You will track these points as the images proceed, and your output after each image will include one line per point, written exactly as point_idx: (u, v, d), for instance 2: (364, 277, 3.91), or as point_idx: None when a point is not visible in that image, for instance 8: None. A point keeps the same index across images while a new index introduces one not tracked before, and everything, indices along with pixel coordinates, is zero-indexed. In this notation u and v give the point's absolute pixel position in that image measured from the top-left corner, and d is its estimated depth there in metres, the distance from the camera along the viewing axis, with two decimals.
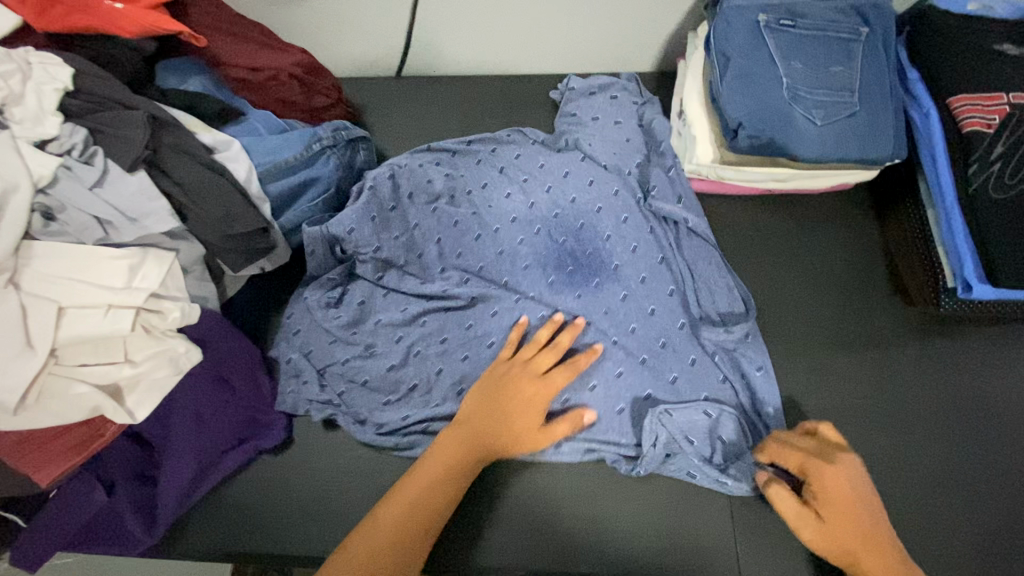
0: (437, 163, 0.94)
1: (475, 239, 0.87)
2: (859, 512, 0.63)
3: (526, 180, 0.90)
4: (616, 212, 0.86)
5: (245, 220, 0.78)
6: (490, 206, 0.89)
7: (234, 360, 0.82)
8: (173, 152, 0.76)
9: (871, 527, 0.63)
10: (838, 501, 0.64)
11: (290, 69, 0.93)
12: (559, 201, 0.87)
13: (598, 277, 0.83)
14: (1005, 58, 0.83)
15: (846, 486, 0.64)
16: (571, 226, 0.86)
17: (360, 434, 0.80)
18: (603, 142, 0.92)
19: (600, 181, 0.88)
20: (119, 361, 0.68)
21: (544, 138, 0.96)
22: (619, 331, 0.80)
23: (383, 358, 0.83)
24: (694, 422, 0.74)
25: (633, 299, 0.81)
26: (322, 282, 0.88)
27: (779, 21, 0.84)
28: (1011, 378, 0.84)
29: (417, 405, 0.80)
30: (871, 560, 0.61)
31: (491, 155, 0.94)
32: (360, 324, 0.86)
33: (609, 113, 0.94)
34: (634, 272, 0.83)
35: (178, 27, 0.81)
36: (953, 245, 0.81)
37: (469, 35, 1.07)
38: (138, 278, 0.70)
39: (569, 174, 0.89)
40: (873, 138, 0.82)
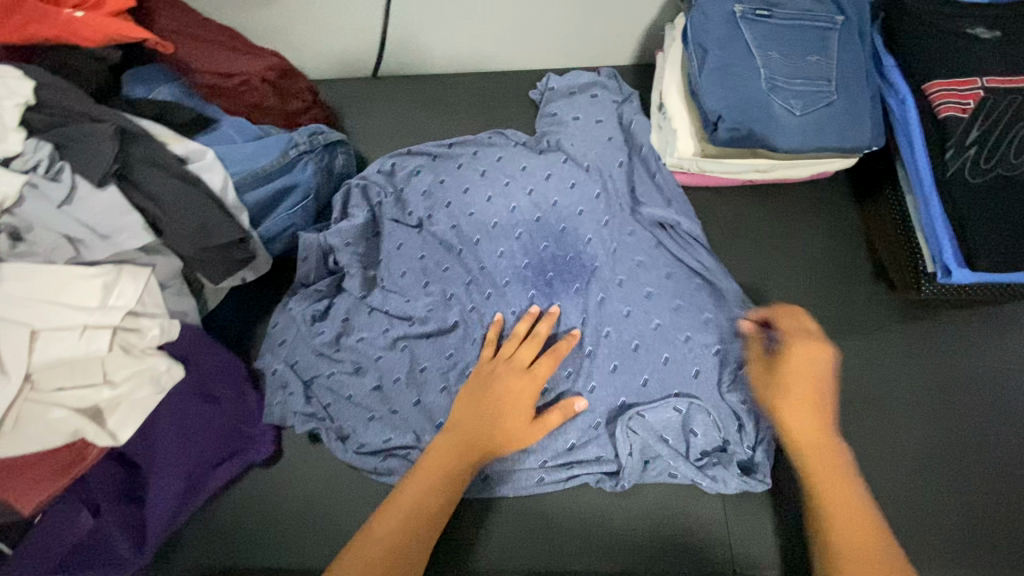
0: (419, 168, 0.94)
1: (460, 253, 0.87)
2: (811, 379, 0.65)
3: (508, 183, 0.88)
4: (599, 217, 0.86)
5: (221, 231, 0.76)
6: (473, 211, 0.88)
7: (216, 374, 0.81)
8: (143, 163, 0.73)
9: (822, 391, 0.65)
10: (794, 362, 0.66)
11: (262, 74, 0.92)
12: (541, 204, 0.87)
13: (579, 281, 0.83)
14: (977, 42, 0.84)
15: (798, 354, 0.66)
16: (553, 230, 0.86)
17: (341, 453, 0.79)
18: (584, 140, 0.91)
19: (582, 184, 0.87)
20: (97, 383, 0.67)
21: (525, 140, 0.95)
22: (595, 337, 0.80)
23: (367, 376, 0.82)
24: (667, 420, 0.75)
25: (610, 301, 0.81)
26: (311, 293, 0.87)
27: (755, 11, 0.84)
28: (992, 359, 0.85)
29: (399, 428, 0.79)
30: (801, 415, 0.64)
31: (472, 158, 0.92)
32: (343, 340, 0.84)
33: (591, 111, 0.94)
34: (611, 275, 0.83)
35: (143, 34, 0.79)
36: (932, 233, 0.81)
37: (446, 32, 1.06)
38: (114, 295, 0.68)
39: (551, 177, 0.88)
40: (851, 127, 0.82)
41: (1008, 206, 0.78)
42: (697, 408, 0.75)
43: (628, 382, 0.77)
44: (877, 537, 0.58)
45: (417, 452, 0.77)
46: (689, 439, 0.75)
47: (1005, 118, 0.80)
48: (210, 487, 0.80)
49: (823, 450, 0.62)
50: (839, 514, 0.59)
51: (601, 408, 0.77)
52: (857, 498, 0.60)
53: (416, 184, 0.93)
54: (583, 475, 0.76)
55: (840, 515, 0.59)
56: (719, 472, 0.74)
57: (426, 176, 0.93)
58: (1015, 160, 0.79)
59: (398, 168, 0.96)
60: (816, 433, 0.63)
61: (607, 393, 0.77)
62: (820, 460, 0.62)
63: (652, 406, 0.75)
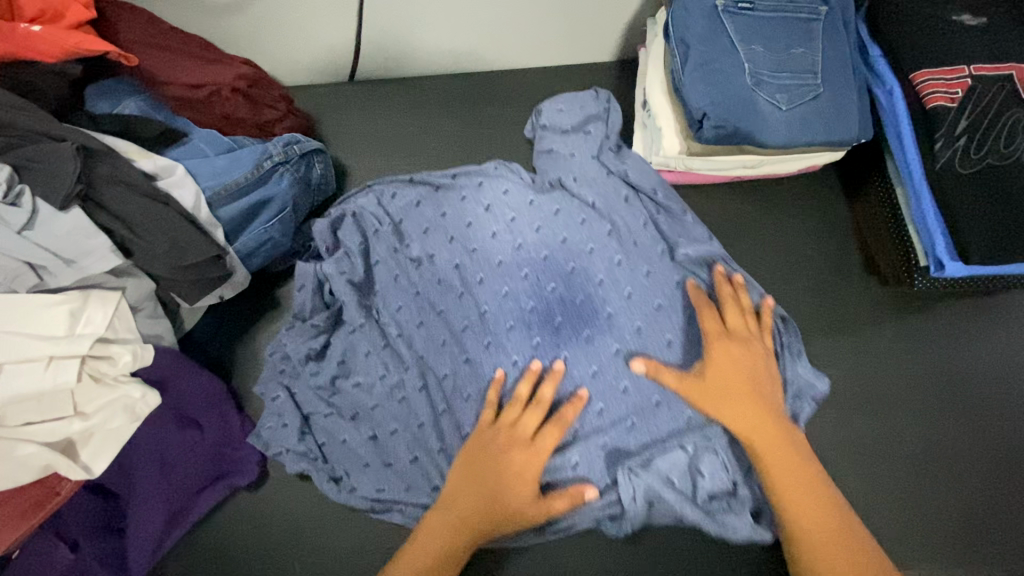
0: (420, 200, 0.88)
1: (457, 298, 0.81)
2: (743, 371, 0.71)
3: (513, 218, 0.83)
4: (610, 255, 0.80)
5: (195, 249, 0.74)
6: (475, 247, 0.83)
7: (196, 398, 0.78)
8: (110, 183, 0.70)
9: (750, 377, 0.71)
10: (723, 354, 0.72)
11: (233, 84, 0.88)
12: (549, 240, 0.82)
13: (589, 328, 0.77)
14: (964, 29, 0.83)
15: (728, 352, 0.72)
16: (562, 269, 0.80)
17: (333, 494, 0.77)
18: (587, 180, 0.85)
19: (592, 220, 0.82)
20: (68, 415, 0.64)
21: (530, 177, 0.88)
22: (605, 396, 0.74)
23: (363, 425, 0.79)
24: (673, 462, 0.71)
25: (625, 353, 0.75)
26: (307, 328, 0.83)
27: (737, 5, 0.81)
28: (985, 352, 0.84)
29: (394, 480, 0.77)
30: (745, 413, 0.69)
31: (476, 190, 0.87)
32: (339, 383, 0.82)
33: (587, 147, 0.88)
34: (628, 322, 0.76)
35: (105, 47, 0.76)
36: (924, 224, 0.80)
37: (423, 35, 1.03)
38: (81, 323, 0.65)
39: (560, 212, 0.83)
40: (838, 121, 0.81)
41: (1000, 197, 0.77)
42: (703, 446, 0.73)
43: (631, 432, 0.73)
44: (829, 508, 0.64)
45: (413, 507, 0.76)
46: (697, 481, 0.72)
47: (993, 107, 0.79)
48: (195, 516, 0.77)
49: (776, 440, 0.67)
50: (797, 501, 0.65)
51: (596, 456, 0.73)
52: (811, 478, 0.66)
53: (415, 216, 0.87)
54: None
55: (799, 500, 0.65)
56: (729, 518, 0.71)
57: (428, 209, 0.87)
58: (1006, 150, 0.78)
59: (398, 198, 0.90)
60: (761, 420, 0.68)
61: (608, 437, 0.73)
62: (774, 453, 0.67)
63: (654, 452, 0.72)
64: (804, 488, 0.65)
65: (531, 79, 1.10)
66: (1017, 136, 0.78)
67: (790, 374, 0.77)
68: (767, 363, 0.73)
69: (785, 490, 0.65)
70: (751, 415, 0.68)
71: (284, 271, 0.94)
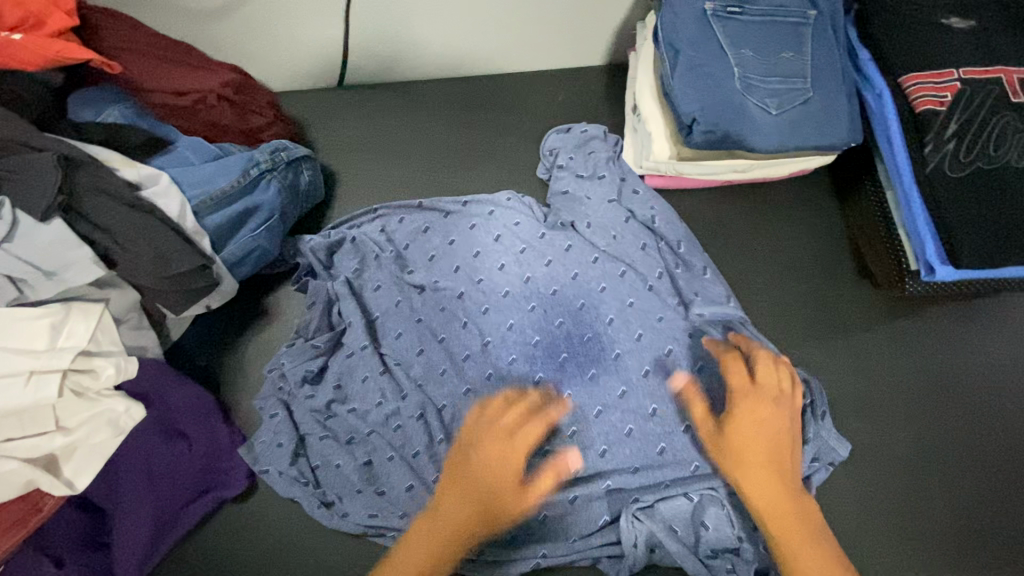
0: (428, 226, 0.89)
1: (461, 326, 0.82)
2: (773, 432, 0.67)
3: (523, 250, 0.85)
4: (621, 295, 0.82)
5: (181, 259, 0.73)
6: (481, 279, 0.84)
7: (185, 409, 0.77)
8: (93, 193, 0.69)
9: (776, 444, 0.66)
10: (749, 413, 0.68)
11: (219, 90, 0.88)
12: (559, 276, 0.84)
13: (596, 367, 0.79)
14: (952, 32, 0.83)
15: (758, 412, 0.68)
16: (570, 305, 0.82)
17: (325, 520, 0.75)
18: (599, 218, 0.87)
19: (603, 262, 0.84)
20: (50, 430, 0.64)
21: (543, 212, 0.89)
22: (612, 438, 0.76)
23: (357, 450, 0.78)
24: (677, 510, 0.73)
25: (633, 395, 0.77)
26: (306, 349, 0.82)
27: (726, 9, 0.81)
28: (978, 354, 0.84)
29: (386, 509, 0.75)
30: (764, 485, 0.63)
31: (487, 220, 0.87)
32: (335, 408, 0.80)
33: (601, 190, 0.89)
34: (636, 364, 0.79)
35: (87, 54, 0.75)
36: (914, 228, 0.80)
37: (412, 41, 1.03)
38: (63, 336, 0.65)
39: (571, 248, 0.85)
40: (828, 125, 0.80)
41: (989, 202, 0.77)
42: (710, 497, 0.73)
43: (636, 474, 0.75)
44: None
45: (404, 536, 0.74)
46: (699, 533, 0.72)
47: (982, 110, 0.79)
48: (184, 527, 0.76)
49: (787, 514, 0.62)
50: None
51: (599, 496, 0.74)
52: (826, 558, 0.59)
53: (423, 244, 0.88)
54: (580, 499, 0.74)
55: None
56: None
57: (435, 237, 0.89)
58: (995, 153, 0.78)
59: (404, 225, 0.91)
60: (782, 494, 0.63)
61: (614, 479, 0.74)
62: (787, 528, 0.61)
63: (660, 498, 0.74)
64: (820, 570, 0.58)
65: (520, 84, 1.09)
66: (1005, 139, 0.78)
67: (811, 435, 0.76)
68: (792, 430, 0.68)
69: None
70: (772, 488, 0.63)
71: (271, 278, 0.93)
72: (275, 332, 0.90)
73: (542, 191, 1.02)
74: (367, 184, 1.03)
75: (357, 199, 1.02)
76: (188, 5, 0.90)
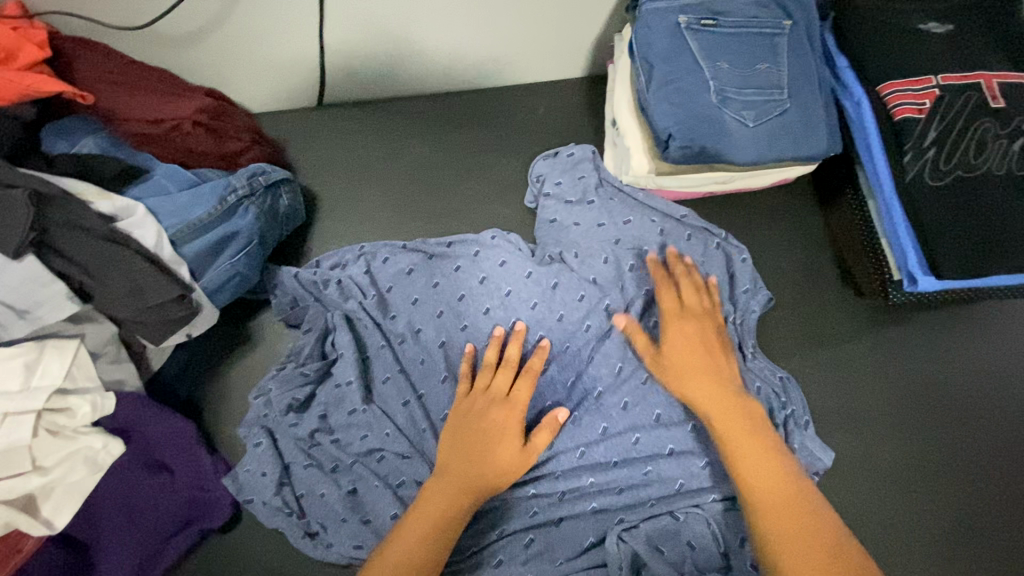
0: (411, 269, 0.88)
1: (440, 381, 0.81)
2: (704, 339, 0.73)
3: (508, 294, 0.83)
4: (603, 330, 0.81)
5: (157, 288, 0.72)
6: (465, 325, 0.83)
7: (166, 442, 0.77)
8: (65, 229, 0.69)
9: (704, 357, 0.71)
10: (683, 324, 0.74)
11: (194, 117, 0.86)
12: (544, 319, 0.82)
13: (577, 409, 0.78)
14: (931, 38, 0.82)
15: (690, 328, 0.74)
16: (556, 347, 0.81)
17: (309, 550, 0.75)
18: (589, 249, 0.86)
19: (589, 298, 0.83)
20: (26, 471, 0.64)
21: (528, 248, 0.88)
22: (594, 465, 0.76)
23: (341, 479, 0.78)
24: (662, 529, 0.72)
25: (615, 432, 0.77)
26: (295, 375, 0.82)
27: (700, 21, 0.80)
28: (965, 361, 0.84)
29: (371, 538, 0.74)
30: (698, 383, 0.68)
31: (472, 262, 0.86)
32: (320, 438, 0.80)
33: (591, 215, 0.89)
34: (616, 400, 0.78)
35: (59, 86, 0.76)
36: (895, 239, 0.79)
37: (388, 63, 1.01)
38: (37, 375, 0.66)
39: (558, 285, 0.84)
40: (806, 136, 0.80)
41: (969, 209, 0.76)
42: (695, 516, 0.73)
43: (618, 493, 0.75)
44: (783, 472, 0.60)
45: None
46: (687, 554, 0.71)
47: (961, 117, 0.78)
48: (166, 562, 0.75)
49: (727, 408, 0.66)
50: (749, 460, 0.61)
51: (584, 516, 0.74)
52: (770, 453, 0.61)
53: (408, 288, 0.87)
54: (566, 520, 0.74)
55: (751, 457, 0.61)
56: None
57: (419, 280, 0.87)
58: (975, 161, 0.77)
59: (388, 265, 0.89)
60: (715, 391, 0.67)
61: (599, 499, 0.74)
62: (729, 425, 0.64)
63: (645, 518, 0.73)
64: (746, 432, 0.63)
65: (499, 100, 1.09)
66: (985, 146, 0.78)
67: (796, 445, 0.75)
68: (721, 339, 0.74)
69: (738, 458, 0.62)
70: (707, 389, 0.68)
71: (256, 304, 0.93)
72: (258, 359, 0.90)
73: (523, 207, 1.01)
74: (349, 204, 1.02)
75: (339, 220, 1.01)
76: (159, 31, 0.88)
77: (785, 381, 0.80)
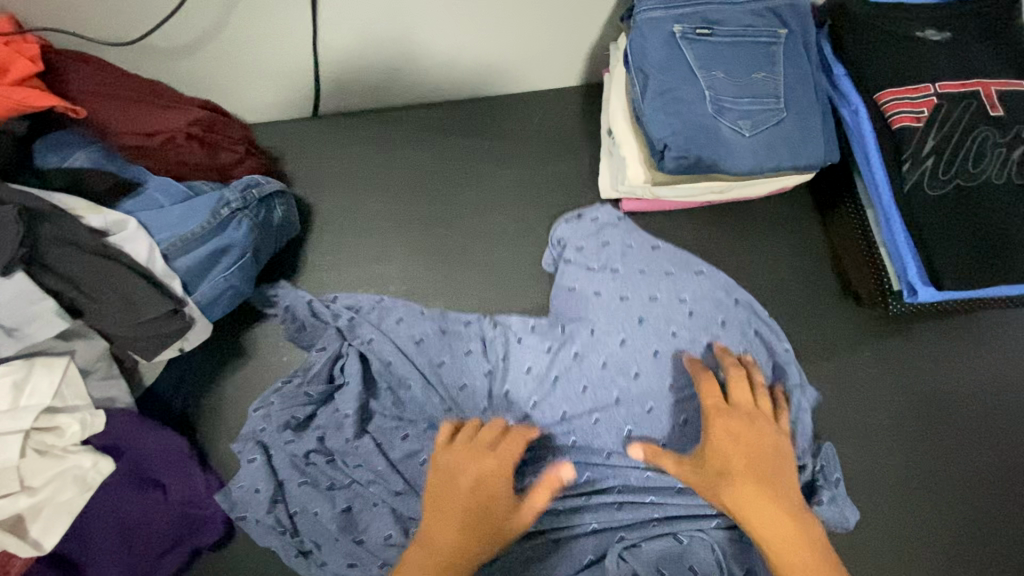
0: (420, 340, 0.84)
1: None
2: (752, 436, 0.66)
3: (512, 386, 0.81)
4: (618, 424, 0.78)
5: (150, 303, 0.72)
6: (464, 413, 0.80)
7: (158, 458, 0.76)
8: (55, 244, 0.68)
9: (753, 460, 0.63)
10: (723, 419, 0.67)
11: (188, 129, 0.85)
12: (547, 415, 0.79)
13: (589, 470, 0.77)
14: (927, 45, 0.81)
15: (733, 425, 0.67)
16: (563, 441, 0.78)
17: (303, 569, 0.74)
18: (610, 330, 0.82)
19: (594, 390, 0.79)
20: (14, 491, 0.65)
21: (541, 326, 0.85)
22: (594, 481, 0.76)
23: (336, 498, 0.77)
24: (665, 551, 0.71)
25: (622, 470, 0.76)
26: (298, 395, 0.81)
27: (695, 30, 0.79)
28: (967, 372, 0.83)
29: (365, 561, 0.73)
30: (749, 494, 0.61)
31: (483, 349, 0.84)
32: (317, 458, 0.79)
33: (614, 288, 0.84)
34: (635, 469, 0.76)
35: (52, 100, 0.75)
36: (895, 248, 0.78)
37: (382, 74, 1.01)
38: (26, 395, 0.67)
39: (558, 379, 0.81)
40: (803, 146, 0.79)
41: (970, 219, 0.75)
42: (699, 540, 0.72)
43: (618, 510, 0.74)
44: None
45: None
46: None
47: (960, 125, 0.78)
48: None
49: (782, 522, 0.59)
50: None
51: (584, 535, 0.73)
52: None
53: (415, 363, 0.83)
54: (565, 538, 0.73)
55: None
56: None
57: (427, 355, 0.83)
58: (974, 170, 0.76)
59: (400, 327, 0.85)
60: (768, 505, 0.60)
61: (598, 518, 0.74)
62: (786, 546, 0.58)
63: (647, 537, 0.72)
64: (810, 571, 0.56)
65: (494, 109, 1.08)
66: (983, 155, 0.77)
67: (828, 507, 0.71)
68: (777, 440, 0.66)
69: None
70: (760, 501, 0.60)
71: (250, 316, 0.92)
72: (253, 372, 0.89)
73: (519, 217, 1.01)
74: (345, 216, 1.02)
75: (334, 231, 1.01)
76: (152, 43, 0.87)
77: (825, 459, 0.74)
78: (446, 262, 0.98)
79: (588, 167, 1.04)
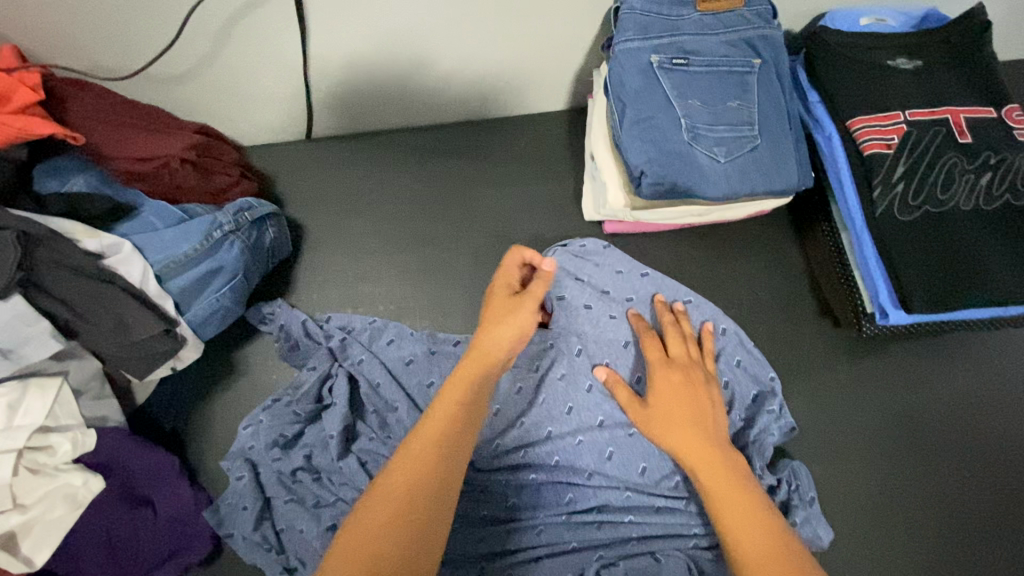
0: (411, 360, 0.87)
1: None
2: (691, 385, 0.71)
3: (500, 411, 0.82)
4: (600, 446, 0.78)
5: (142, 324, 0.74)
6: None
7: (150, 476, 0.79)
8: (52, 268, 0.70)
9: (681, 404, 0.69)
10: (663, 375, 0.73)
11: (183, 154, 0.87)
12: (529, 436, 0.80)
13: (571, 490, 0.78)
14: (898, 73, 0.84)
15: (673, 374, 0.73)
16: (545, 462, 0.79)
17: None
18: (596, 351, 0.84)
19: (579, 410, 0.81)
20: (6, 508, 0.67)
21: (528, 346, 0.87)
22: (575, 500, 0.77)
23: (321, 515, 0.78)
24: (642, 570, 0.73)
25: (603, 490, 0.77)
26: (286, 413, 0.83)
27: (672, 61, 0.82)
28: (941, 391, 0.84)
29: None
30: (677, 429, 0.66)
31: None
32: (304, 476, 0.81)
33: (600, 312, 0.87)
34: (614, 489, 0.78)
35: (52, 130, 0.76)
36: (867, 272, 0.79)
37: (374, 101, 1.04)
38: (20, 414, 0.69)
39: (545, 400, 0.81)
40: (776, 171, 0.81)
41: (940, 244, 0.77)
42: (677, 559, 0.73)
43: (598, 529, 0.76)
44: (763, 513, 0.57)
45: None
46: None
47: (928, 151, 0.80)
48: None
49: (712, 455, 0.63)
50: (732, 514, 0.57)
51: (563, 553, 0.75)
52: (753, 503, 0.58)
53: (405, 382, 0.86)
54: (546, 557, 0.75)
55: (726, 490, 0.60)
56: None
57: (417, 375, 0.86)
58: (943, 196, 0.79)
59: (391, 348, 0.88)
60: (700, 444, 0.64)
61: (577, 537, 0.75)
62: (713, 466, 0.62)
63: (625, 556, 0.74)
64: (733, 487, 0.59)
65: (482, 133, 1.11)
66: (952, 181, 0.79)
67: (800, 525, 0.72)
68: (710, 390, 0.72)
69: (719, 499, 0.59)
70: (686, 439, 0.65)
71: (242, 335, 0.95)
72: (243, 390, 0.91)
73: (506, 239, 1.03)
74: (336, 236, 1.04)
75: (324, 252, 1.03)
76: (148, 74, 0.90)
77: (801, 478, 0.75)
78: (434, 283, 1.01)
79: (573, 189, 1.06)
